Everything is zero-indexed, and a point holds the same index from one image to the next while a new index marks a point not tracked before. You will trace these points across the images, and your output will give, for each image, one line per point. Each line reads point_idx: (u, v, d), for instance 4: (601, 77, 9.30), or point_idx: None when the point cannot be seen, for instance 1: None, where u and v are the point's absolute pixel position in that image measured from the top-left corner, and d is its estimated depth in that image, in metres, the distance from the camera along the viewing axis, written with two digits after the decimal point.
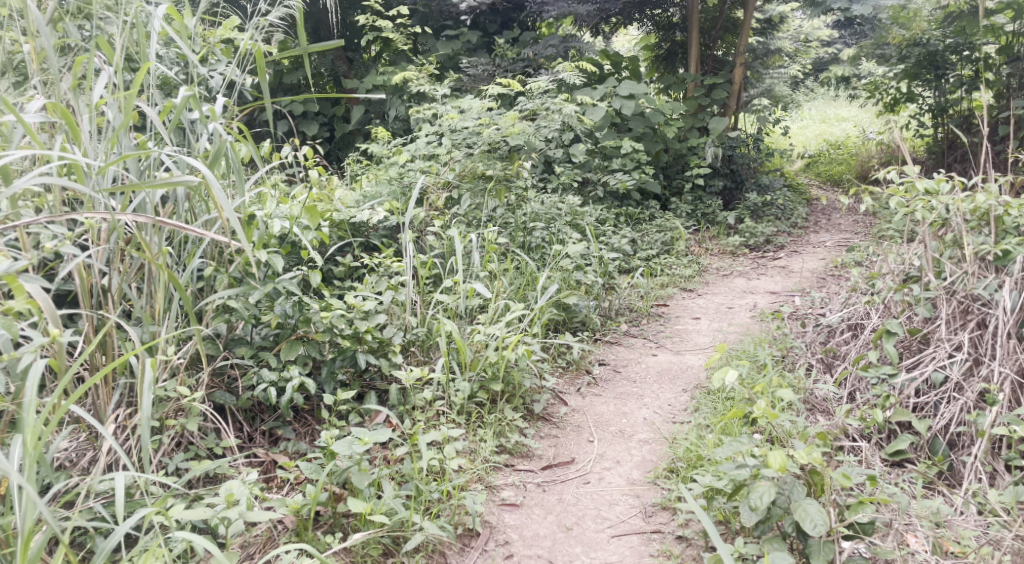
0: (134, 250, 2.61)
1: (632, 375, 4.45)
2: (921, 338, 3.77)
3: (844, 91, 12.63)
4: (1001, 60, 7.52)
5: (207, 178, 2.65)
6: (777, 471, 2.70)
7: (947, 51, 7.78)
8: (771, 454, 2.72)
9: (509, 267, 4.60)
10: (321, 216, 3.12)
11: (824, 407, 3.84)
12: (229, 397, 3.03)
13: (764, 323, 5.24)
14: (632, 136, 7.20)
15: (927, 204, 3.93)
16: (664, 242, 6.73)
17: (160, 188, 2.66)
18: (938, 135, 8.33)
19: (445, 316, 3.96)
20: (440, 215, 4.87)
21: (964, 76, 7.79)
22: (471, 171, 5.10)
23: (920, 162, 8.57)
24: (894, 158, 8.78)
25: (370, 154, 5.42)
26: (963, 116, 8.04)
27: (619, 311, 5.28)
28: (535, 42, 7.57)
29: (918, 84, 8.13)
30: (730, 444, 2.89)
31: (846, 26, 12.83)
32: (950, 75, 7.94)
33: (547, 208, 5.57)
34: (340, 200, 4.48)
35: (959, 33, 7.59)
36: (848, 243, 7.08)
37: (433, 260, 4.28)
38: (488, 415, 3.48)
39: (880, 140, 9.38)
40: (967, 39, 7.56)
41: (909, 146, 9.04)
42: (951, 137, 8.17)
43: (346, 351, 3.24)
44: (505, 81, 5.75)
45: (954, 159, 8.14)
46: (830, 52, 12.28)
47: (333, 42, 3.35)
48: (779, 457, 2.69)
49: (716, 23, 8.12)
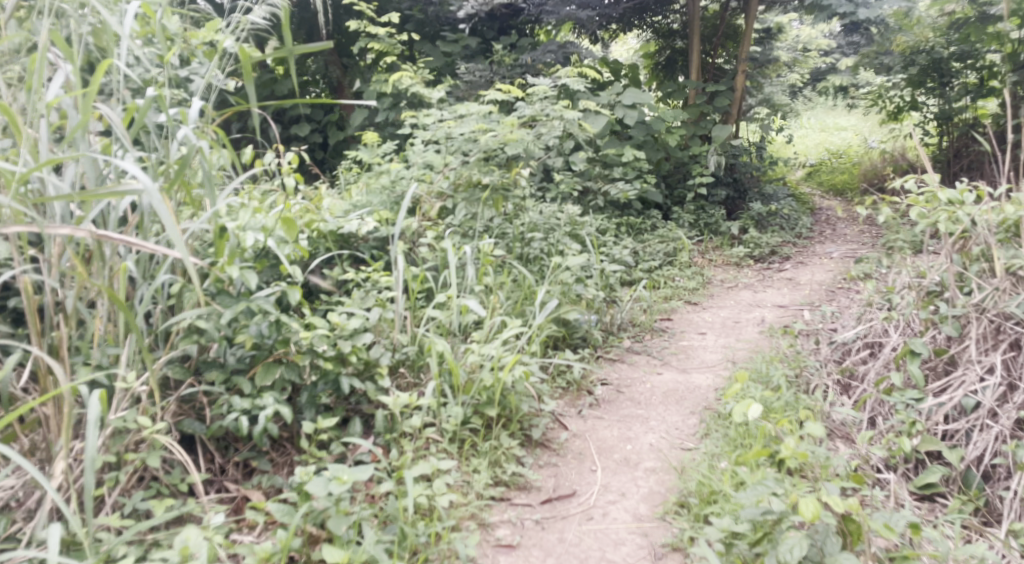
0: (73, 269, 2.37)
1: (636, 396, 4.18)
2: (947, 360, 3.56)
3: (844, 101, 12.40)
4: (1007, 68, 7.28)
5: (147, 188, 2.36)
6: (809, 521, 2.46)
7: (951, 59, 7.56)
8: (802, 501, 2.48)
9: (506, 281, 4.35)
10: (298, 229, 2.83)
11: (843, 433, 3.60)
12: (199, 426, 2.76)
13: (773, 340, 4.98)
14: (633, 144, 6.96)
15: (952, 215, 3.82)
16: (667, 252, 6.47)
17: (105, 198, 2.41)
18: (944, 144, 7.98)
19: (438, 334, 3.70)
20: (434, 226, 4.61)
21: (970, 83, 7.57)
22: (466, 178, 4.76)
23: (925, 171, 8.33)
24: (898, 168, 8.54)
25: (361, 161, 5.15)
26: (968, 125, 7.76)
27: (621, 326, 5.01)
28: (533, 48, 7.32)
29: (923, 92, 7.90)
30: (755, 487, 2.67)
31: (844, 37, 12.67)
32: (955, 82, 7.71)
33: (544, 218, 5.31)
34: (328, 209, 4.23)
35: (965, 40, 7.36)
36: (856, 253, 6.84)
37: (425, 273, 4.03)
38: (482, 443, 3.22)
39: (883, 149, 9.13)
40: (973, 46, 7.34)
41: (913, 155, 8.80)
42: (956, 145, 7.86)
43: (328, 375, 2.98)
44: (503, 86, 5.48)
45: (959, 168, 7.82)
46: (829, 60, 12.05)
47: (322, 43, 3.17)
48: (812, 506, 2.45)
49: (718, 30, 7.91)
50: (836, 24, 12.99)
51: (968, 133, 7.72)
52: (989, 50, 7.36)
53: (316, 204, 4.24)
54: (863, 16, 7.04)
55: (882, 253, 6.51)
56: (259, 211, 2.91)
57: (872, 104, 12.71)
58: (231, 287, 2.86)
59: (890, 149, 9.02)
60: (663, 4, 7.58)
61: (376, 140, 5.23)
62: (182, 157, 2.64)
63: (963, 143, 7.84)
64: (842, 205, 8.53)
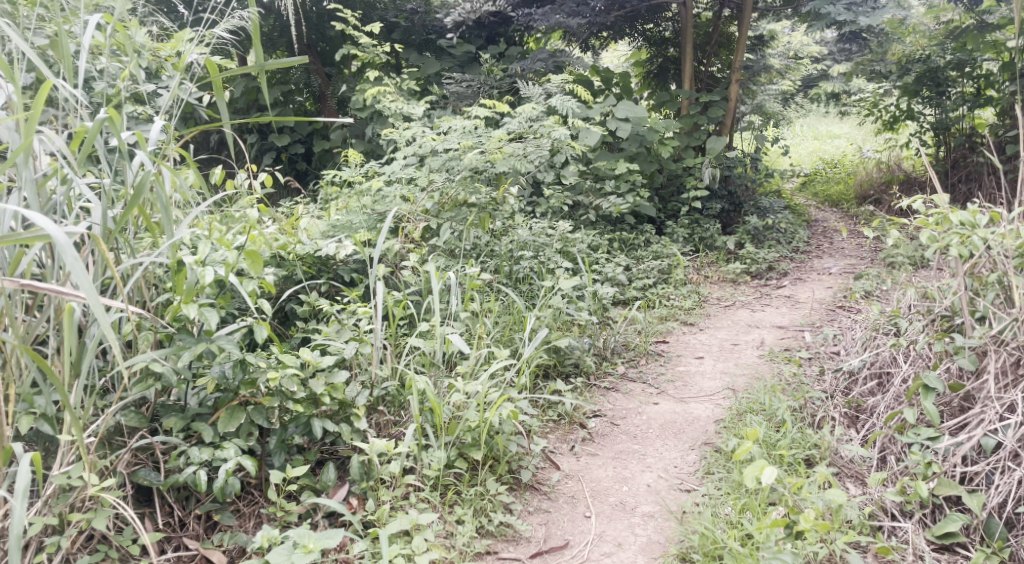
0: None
1: (632, 429, 3.95)
2: (963, 396, 3.37)
3: (837, 107, 12.17)
4: (1004, 78, 7.10)
5: (58, 239, 2.13)
6: None
7: (949, 68, 7.29)
8: None
9: (493, 306, 4.13)
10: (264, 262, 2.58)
11: (853, 471, 3.43)
12: (156, 476, 2.53)
13: (774, 366, 4.75)
14: (625, 157, 6.74)
15: (967, 239, 3.63)
16: (662, 269, 6.23)
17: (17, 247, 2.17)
18: (942, 154, 7.74)
19: (419, 366, 3.48)
20: (417, 248, 4.37)
21: (966, 93, 7.37)
22: (452, 199, 4.54)
23: (922, 181, 8.12)
24: (893, 179, 8.33)
25: (342, 179, 4.91)
26: (965, 135, 7.53)
27: (615, 350, 4.76)
28: (522, 57, 7.09)
29: (918, 101, 7.62)
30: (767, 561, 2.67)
31: (837, 43, 12.47)
32: (952, 91, 7.46)
33: (534, 236, 5.08)
34: (305, 230, 4.01)
35: (963, 48, 7.17)
36: (855, 269, 6.63)
37: (407, 299, 3.80)
38: (467, 490, 3.01)
39: (878, 159, 8.91)
40: (970, 54, 7.15)
41: (908, 165, 8.59)
42: (952, 156, 7.61)
43: (299, 418, 2.75)
44: (490, 101, 5.25)
45: (957, 180, 7.54)
46: (821, 67, 11.82)
47: (300, 57, 2.99)
48: None
49: (710, 38, 7.69)
50: (828, 30, 12.76)
51: (966, 144, 7.48)
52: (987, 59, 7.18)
53: (293, 226, 4.00)
54: (863, 24, 6.63)
55: (882, 269, 6.31)
56: (222, 244, 2.68)
57: (866, 112, 12.46)
58: (191, 326, 2.63)
59: (885, 159, 8.81)
60: (655, 12, 7.38)
61: (358, 157, 5.03)
62: (128, 190, 2.39)
63: (960, 154, 7.58)
64: (836, 218, 8.32)
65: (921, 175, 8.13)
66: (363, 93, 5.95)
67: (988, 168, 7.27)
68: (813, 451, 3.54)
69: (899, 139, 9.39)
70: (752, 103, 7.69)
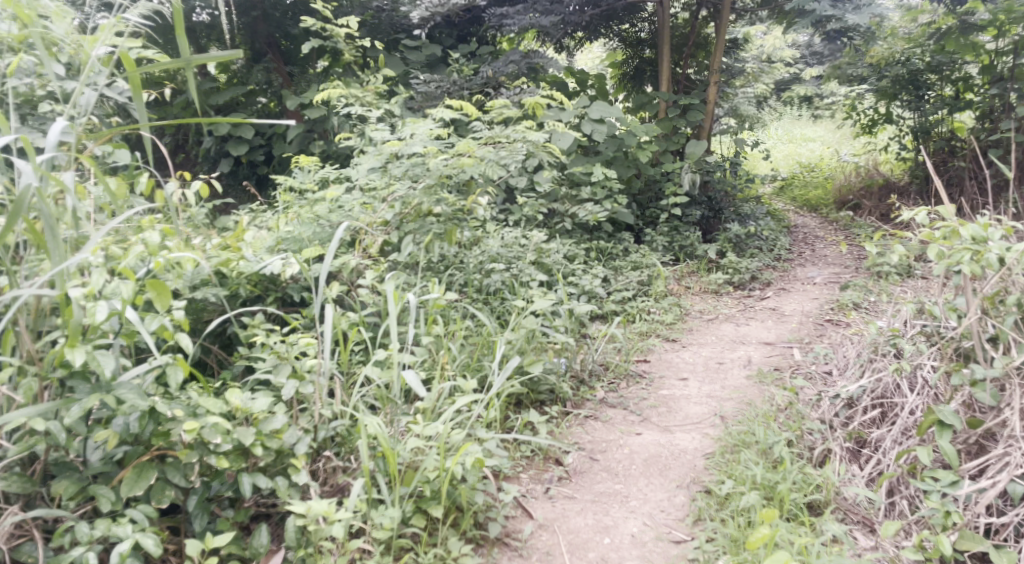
0: None
1: (613, 465, 3.56)
2: (983, 433, 3.11)
3: (812, 111, 11.82)
4: (985, 81, 6.83)
5: None
6: None
7: (928, 71, 7.04)
8: None
9: (458, 330, 3.71)
10: (170, 294, 2.34)
11: (861, 518, 3.14)
12: (39, 552, 2.28)
13: (764, 390, 4.38)
14: (602, 161, 6.37)
15: (980, 254, 3.35)
16: (642, 280, 5.83)
17: None
18: (921, 159, 7.41)
19: (373, 401, 3.08)
20: (375, 263, 4.00)
21: (945, 96, 7.04)
22: (415, 208, 4.10)
23: (901, 185, 7.80)
24: (873, 183, 8.00)
25: (291, 187, 4.44)
26: (943, 140, 7.13)
27: (594, 372, 4.36)
28: (493, 57, 6.67)
29: (898, 105, 7.31)
30: None
31: (810, 47, 12.14)
32: (929, 95, 7.18)
33: (504, 248, 4.69)
34: (250, 245, 3.57)
35: (944, 50, 6.82)
36: (840, 279, 6.29)
37: (360, 324, 3.39)
38: (425, 552, 2.64)
39: (856, 163, 8.59)
40: (950, 57, 6.88)
41: (888, 169, 8.23)
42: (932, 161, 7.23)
43: (224, 475, 2.43)
44: (458, 104, 4.86)
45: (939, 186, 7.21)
46: (794, 71, 11.47)
47: (231, 51, 2.71)
48: None
49: (687, 39, 7.34)
50: (800, 35, 12.47)
51: (946, 149, 7.11)
52: (966, 61, 6.91)
53: (236, 240, 3.57)
54: (851, 20, 6.38)
55: (868, 280, 6.00)
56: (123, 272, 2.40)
57: (841, 114, 12.06)
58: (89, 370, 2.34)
59: (862, 162, 8.48)
60: (631, 11, 7.02)
61: (309, 161, 4.58)
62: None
63: (940, 157, 7.24)
64: (818, 224, 7.96)
65: (903, 180, 7.78)
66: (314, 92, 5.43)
67: (970, 172, 6.94)
68: (817, 498, 3.20)
69: (878, 141, 9.04)
70: (728, 106, 7.34)
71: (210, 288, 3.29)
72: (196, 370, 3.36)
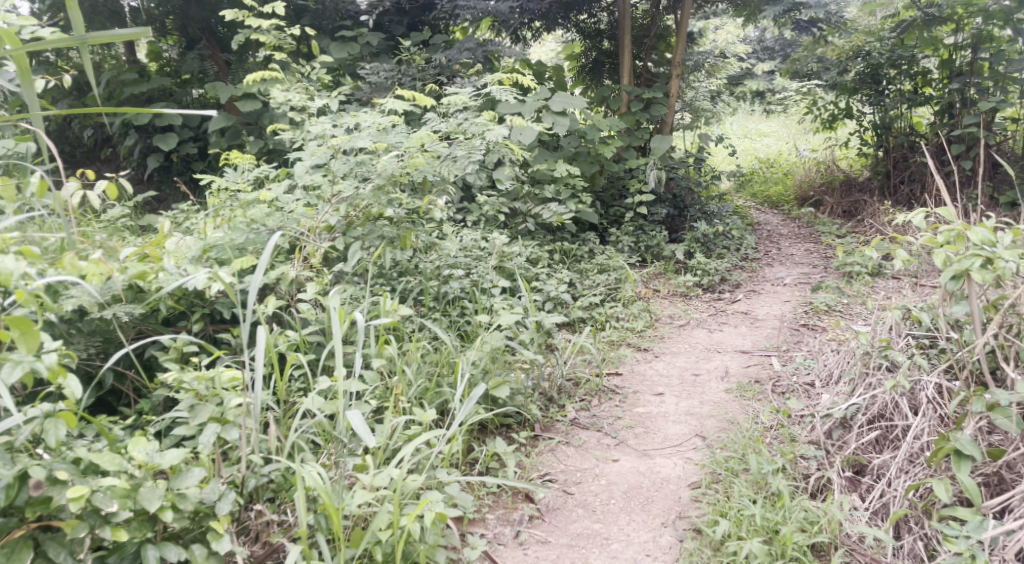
0: None
1: (589, 500, 3.20)
2: (1007, 466, 2.86)
3: (764, 105, 11.50)
4: (943, 76, 6.50)
5: None
6: None
7: (888, 65, 6.67)
8: None
9: (413, 348, 3.29)
10: (36, 332, 2.19)
11: (870, 559, 2.83)
12: None
13: (748, 406, 3.95)
14: (564, 157, 5.97)
15: (985, 260, 3.06)
16: (610, 283, 5.40)
17: None
18: (881, 156, 7.01)
19: (318, 439, 2.70)
20: (318, 276, 3.46)
21: (905, 91, 6.67)
22: (364, 211, 3.66)
23: (862, 178, 7.43)
24: (835, 179, 7.70)
25: (221, 187, 3.96)
26: (905, 135, 6.80)
27: (562, 389, 3.93)
28: (447, 47, 6.19)
29: (857, 99, 6.99)
30: None
31: (762, 43, 11.85)
32: (890, 89, 6.78)
33: (462, 252, 4.27)
34: (173, 255, 3.08)
35: (904, 43, 6.55)
36: (811, 279, 5.93)
37: (303, 346, 2.98)
38: None
39: (816, 158, 8.25)
40: (909, 50, 6.55)
41: (847, 164, 7.90)
42: (893, 156, 6.88)
43: (124, 548, 2.28)
44: (410, 93, 4.44)
45: (900, 182, 6.83)
46: (746, 66, 11.14)
47: (137, 30, 2.39)
48: None
49: (648, 31, 6.96)
50: (749, 29, 12.17)
51: (907, 144, 6.74)
52: (924, 56, 6.58)
53: (156, 248, 3.10)
54: None
55: (839, 280, 5.69)
56: None
57: (794, 109, 11.78)
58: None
59: (821, 156, 8.16)
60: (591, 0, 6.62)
61: (242, 158, 4.11)
62: None
63: (900, 154, 6.84)
64: (777, 219, 7.52)
65: (864, 176, 7.39)
66: (244, 78, 4.88)
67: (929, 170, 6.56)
68: (822, 540, 2.86)
69: (837, 135, 8.70)
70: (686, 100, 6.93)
71: (122, 306, 2.83)
72: (111, 398, 2.92)
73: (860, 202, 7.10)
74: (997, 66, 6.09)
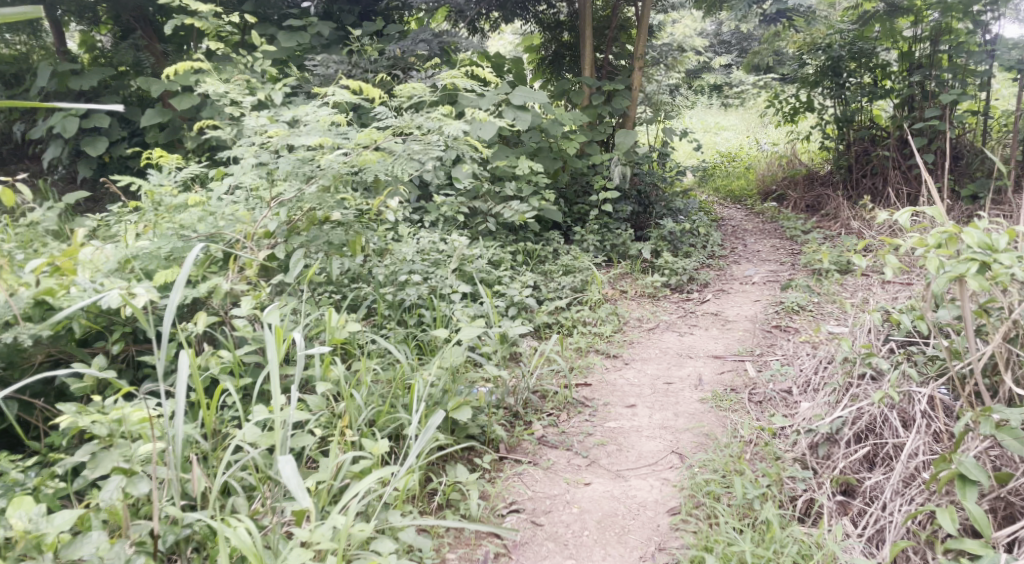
0: None
1: (561, 532, 2.93)
2: (1013, 493, 2.66)
3: (723, 97, 11.26)
4: (901, 69, 6.23)
5: None
6: None
7: (848, 58, 6.38)
8: None
9: (363, 367, 2.98)
10: None
11: None
12: None
13: (726, 418, 3.66)
14: (524, 153, 5.64)
15: (982, 266, 2.80)
16: (576, 286, 5.08)
17: None
18: (841, 148, 6.77)
19: (255, 480, 2.43)
20: (256, 288, 3.11)
21: (866, 84, 6.42)
22: (309, 214, 3.31)
23: (825, 172, 7.20)
24: (798, 172, 7.46)
25: (149, 190, 3.59)
26: (865, 129, 6.58)
27: (528, 404, 3.62)
28: (401, 37, 5.83)
29: (820, 92, 6.75)
30: None
31: (716, 35, 11.62)
32: (851, 82, 6.52)
33: (418, 255, 3.93)
34: (88, 266, 2.73)
35: (865, 35, 6.29)
36: (781, 277, 5.68)
37: (238, 371, 2.67)
38: None
39: (778, 151, 8.01)
40: (872, 43, 6.29)
41: (810, 158, 7.68)
42: (853, 150, 6.63)
43: None
44: (356, 84, 4.08)
45: (863, 175, 6.58)
46: (704, 59, 10.87)
47: (23, 8, 2.07)
48: None
49: (610, 22, 6.64)
50: (705, 22, 11.92)
51: (868, 138, 6.51)
52: (883, 48, 6.32)
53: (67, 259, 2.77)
54: None
55: (809, 279, 5.45)
56: None
57: (753, 101, 11.55)
58: None
59: (783, 150, 7.93)
60: None
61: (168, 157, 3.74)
62: None
63: (861, 149, 6.61)
64: (742, 215, 7.27)
65: (827, 169, 7.15)
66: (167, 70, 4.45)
67: (893, 163, 6.32)
68: None
69: (797, 127, 8.47)
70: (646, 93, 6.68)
71: (26, 328, 2.50)
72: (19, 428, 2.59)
73: (825, 195, 6.88)
74: (957, 58, 5.83)
